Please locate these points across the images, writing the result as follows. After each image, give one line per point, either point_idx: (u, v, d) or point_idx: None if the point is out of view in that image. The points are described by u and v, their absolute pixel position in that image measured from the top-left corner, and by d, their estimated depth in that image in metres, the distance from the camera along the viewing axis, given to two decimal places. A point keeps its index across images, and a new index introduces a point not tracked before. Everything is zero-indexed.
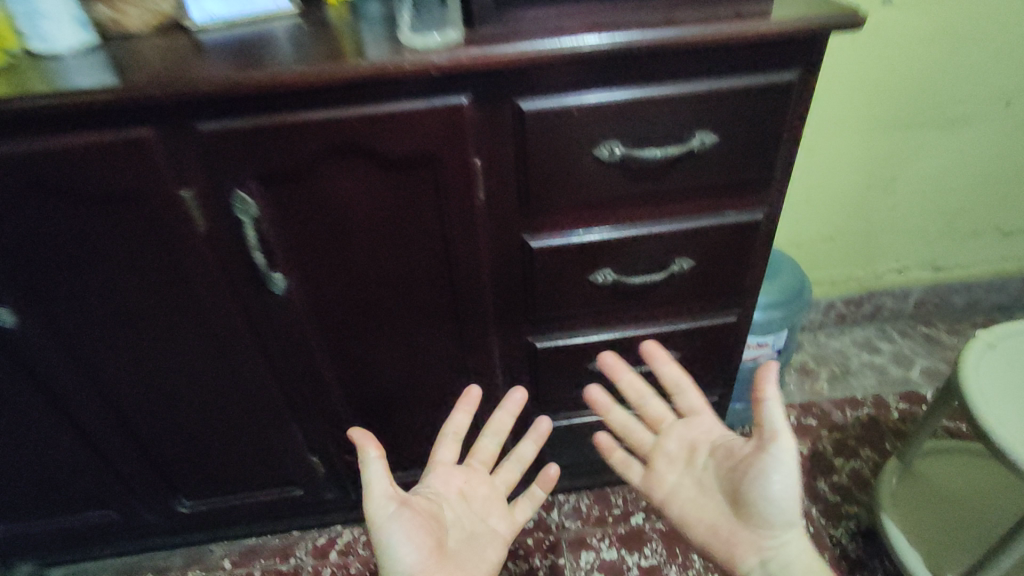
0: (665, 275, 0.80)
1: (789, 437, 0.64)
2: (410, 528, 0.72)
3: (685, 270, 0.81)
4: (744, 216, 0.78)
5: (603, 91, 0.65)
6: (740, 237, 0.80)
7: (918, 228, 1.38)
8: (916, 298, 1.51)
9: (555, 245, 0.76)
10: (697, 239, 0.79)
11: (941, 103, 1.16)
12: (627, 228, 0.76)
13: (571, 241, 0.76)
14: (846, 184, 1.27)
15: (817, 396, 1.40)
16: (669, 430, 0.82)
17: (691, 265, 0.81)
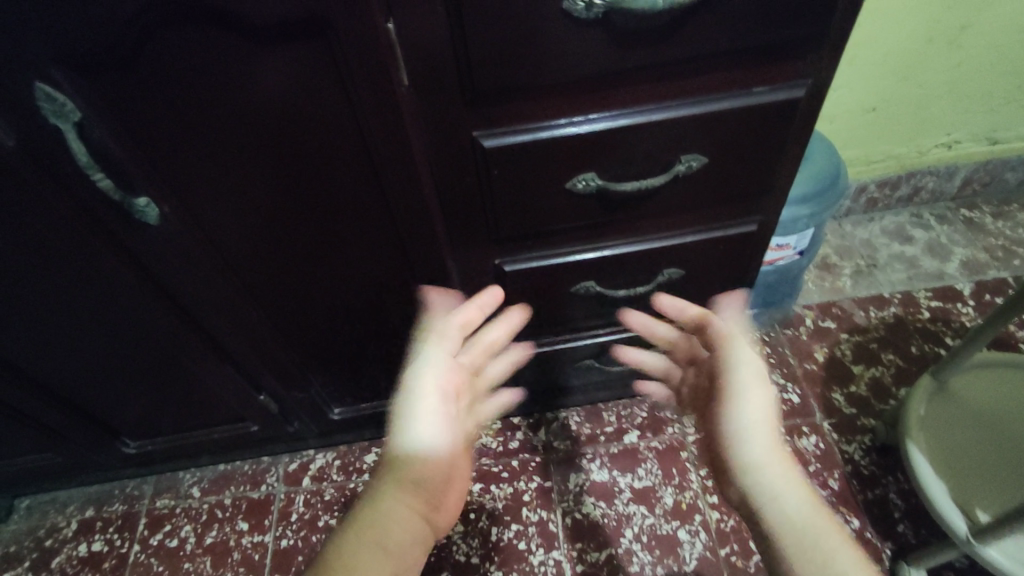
0: (667, 176, 0.60)
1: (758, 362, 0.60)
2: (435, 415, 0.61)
3: (695, 170, 0.61)
4: (779, 91, 0.56)
5: None
6: (771, 123, 0.58)
7: (983, 92, 1.12)
8: (963, 177, 1.30)
9: (516, 144, 0.56)
10: (713, 127, 0.58)
11: None
12: (618, 117, 0.55)
13: (539, 137, 0.55)
14: (903, 39, 1.00)
15: (837, 295, 1.24)
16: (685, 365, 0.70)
17: (702, 163, 0.61)
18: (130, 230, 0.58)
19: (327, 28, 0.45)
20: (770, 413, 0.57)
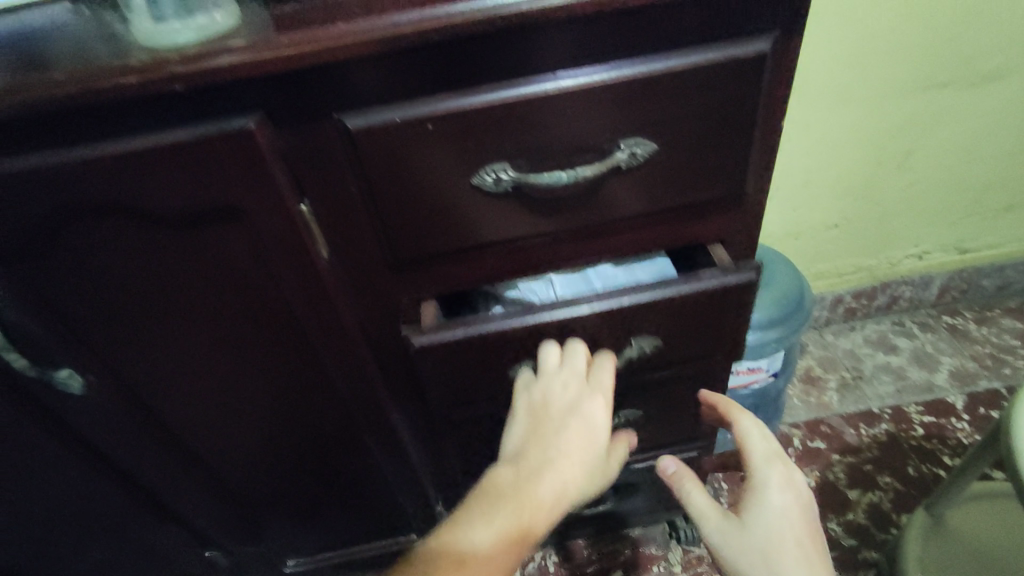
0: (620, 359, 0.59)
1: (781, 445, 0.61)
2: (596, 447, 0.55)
3: (648, 352, 0.58)
4: (730, 274, 0.53)
5: (470, 93, 0.42)
6: (730, 302, 0.55)
7: (942, 206, 1.14)
8: (939, 286, 1.29)
9: (451, 338, 0.53)
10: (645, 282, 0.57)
11: (969, 56, 0.91)
12: (557, 309, 0.53)
13: (477, 330, 0.53)
14: (851, 162, 1.03)
15: (825, 411, 1.19)
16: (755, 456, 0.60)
17: (653, 346, 0.58)
18: (53, 402, 0.57)
19: (241, 211, 0.46)
20: (779, 483, 0.58)
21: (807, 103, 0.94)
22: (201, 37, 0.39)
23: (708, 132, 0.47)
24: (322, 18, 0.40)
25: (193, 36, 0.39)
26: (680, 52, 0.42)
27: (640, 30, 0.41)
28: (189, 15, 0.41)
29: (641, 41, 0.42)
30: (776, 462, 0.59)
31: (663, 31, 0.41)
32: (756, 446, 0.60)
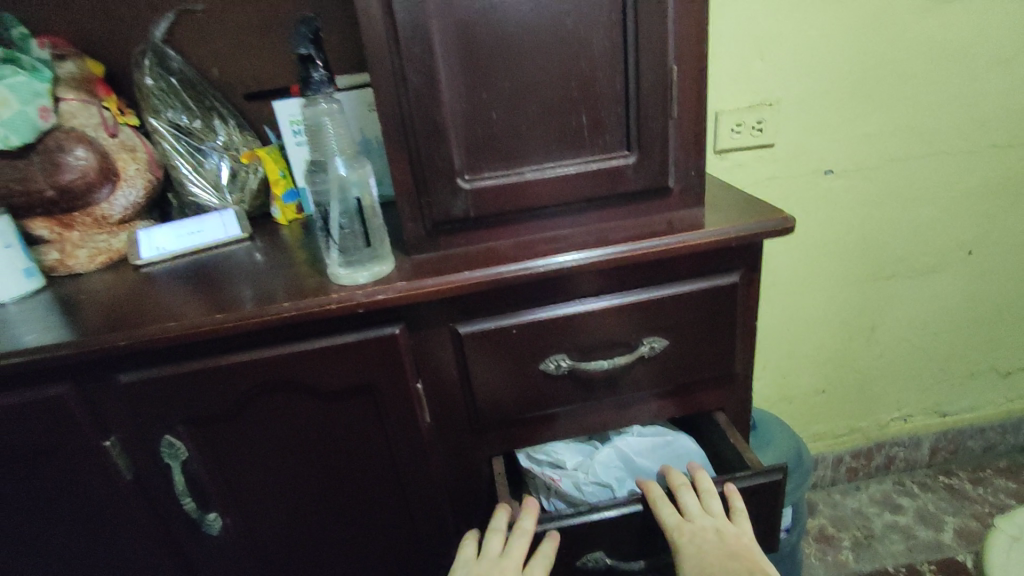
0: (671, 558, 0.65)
1: (699, 505, 0.61)
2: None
3: None
4: (761, 476, 0.64)
5: (542, 310, 0.63)
6: (761, 504, 0.65)
7: (913, 374, 1.32)
8: (929, 446, 1.41)
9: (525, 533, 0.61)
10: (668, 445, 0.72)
11: (903, 257, 1.16)
12: (606, 509, 0.62)
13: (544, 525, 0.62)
14: (826, 338, 1.24)
15: (842, 570, 1.25)
16: (683, 534, 0.58)
17: None
18: (192, 542, 0.70)
19: (375, 388, 0.64)
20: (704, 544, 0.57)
21: (782, 293, 1.17)
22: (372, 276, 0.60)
23: (704, 332, 0.67)
24: (446, 264, 0.61)
25: (367, 275, 0.59)
26: (680, 282, 0.64)
27: (652, 270, 0.63)
28: (362, 260, 0.61)
29: (654, 276, 0.63)
30: (694, 529, 0.58)
31: (669, 270, 0.63)
32: (668, 512, 0.60)
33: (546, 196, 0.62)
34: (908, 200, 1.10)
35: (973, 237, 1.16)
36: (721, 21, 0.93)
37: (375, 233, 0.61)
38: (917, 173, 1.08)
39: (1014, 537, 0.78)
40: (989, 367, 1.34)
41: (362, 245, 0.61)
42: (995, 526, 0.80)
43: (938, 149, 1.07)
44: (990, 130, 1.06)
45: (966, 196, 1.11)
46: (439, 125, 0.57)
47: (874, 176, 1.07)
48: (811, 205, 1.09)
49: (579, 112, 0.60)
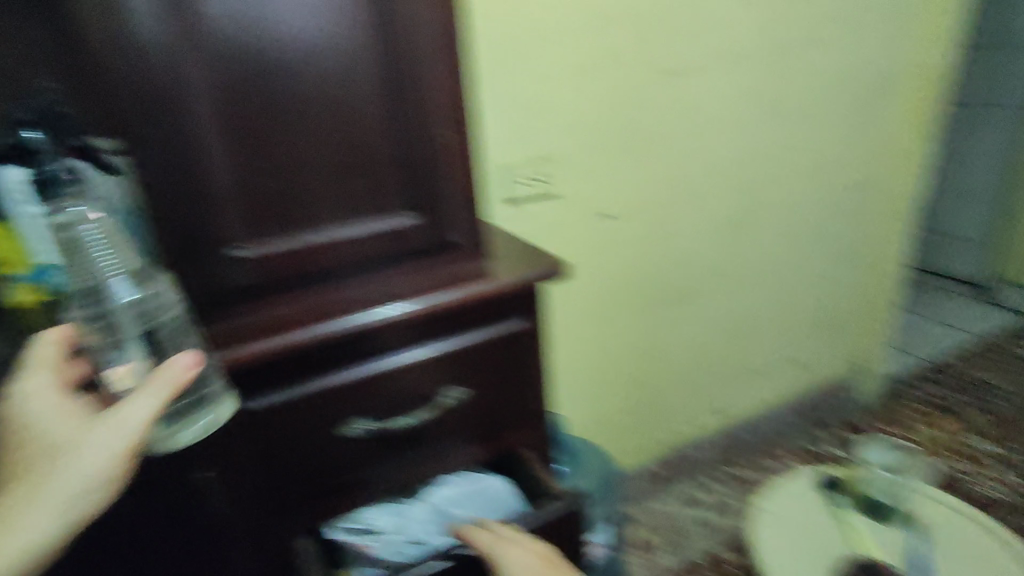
0: None
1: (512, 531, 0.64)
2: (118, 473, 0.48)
3: None
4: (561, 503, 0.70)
5: (337, 373, 0.62)
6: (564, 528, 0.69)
7: (695, 383, 1.52)
8: (715, 444, 1.63)
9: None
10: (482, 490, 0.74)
11: (672, 285, 1.35)
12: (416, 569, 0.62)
13: None
14: (622, 362, 1.38)
15: (658, 571, 1.37)
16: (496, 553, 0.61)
17: None
18: None
19: (140, 485, 0.56)
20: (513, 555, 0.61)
21: (580, 326, 1.28)
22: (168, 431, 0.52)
23: (499, 375, 0.70)
24: (226, 338, 0.57)
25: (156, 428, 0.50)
26: (470, 331, 0.67)
27: (445, 322, 0.65)
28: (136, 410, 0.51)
29: (446, 329, 0.66)
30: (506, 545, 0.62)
31: (458, 321, 0.66)
32: (485, 537, 0.63)
33: (333, 259, 0.63)
34: (669, 236, 1.29)
35: (722, 264, 1.39)
36: (496, 87, 1.01)
37: (137, 371, 0.51)
38: (673, 214, 1.28)
39: (766, 512, 0.89)
40: (748, 369, 1.60)
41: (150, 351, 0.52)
42: (750, 506, 0.91)
43: (685, 194, 1.27)
44: (720, 176, 1.30)
45: (711, 230, 1.34)
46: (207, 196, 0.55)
47: (640, 217, 1.24)
48: (594, 245, 1.22)
49: (358, 178, 0.61)
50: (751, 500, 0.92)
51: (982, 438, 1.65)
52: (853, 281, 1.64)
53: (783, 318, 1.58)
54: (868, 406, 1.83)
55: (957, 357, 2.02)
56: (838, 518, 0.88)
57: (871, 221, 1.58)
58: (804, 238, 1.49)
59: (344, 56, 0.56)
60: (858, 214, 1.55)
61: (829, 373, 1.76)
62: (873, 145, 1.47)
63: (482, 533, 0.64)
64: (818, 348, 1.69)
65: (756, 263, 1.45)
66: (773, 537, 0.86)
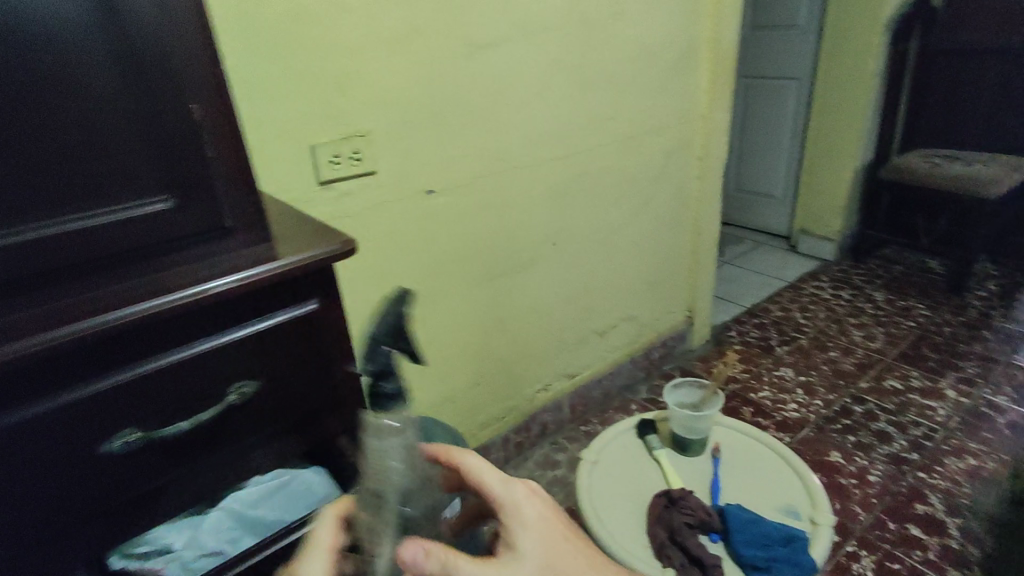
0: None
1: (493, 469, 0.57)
2: None
3: None
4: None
5: (88, 384, 0.53)
6: None
7: (541, 349, 1.58)
8: (567, 405, 1.71)
9: None
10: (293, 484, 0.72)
11: (507, 256, 1.38)
12: None
13: None
14: (466, 337, 1.39)
15: None
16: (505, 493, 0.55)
17: None
18: None
19: None
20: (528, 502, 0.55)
21: (420, 305, 1.27)
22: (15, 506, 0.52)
23: (300, 362, 0.67)
24: None
25: None
26: (260, 319, 0.63)
27: (223, 314, 0.60)
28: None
29: (228, 319, 0.61)
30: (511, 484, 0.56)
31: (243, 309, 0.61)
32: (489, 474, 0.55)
33: (91, 250, 0.55)
34: (498, 208, 1.32)
35: (553, 232, 1.45)
36: (295, 60, 0.95)
37: None
38: (500, 186, 1.30)
39: (592, 463, 0.93)
40: (592, 330, 1.68)
41: None
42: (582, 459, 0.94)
43: (510, 166, 1.30)
44: (542, 148, 1.34)
45: (538, 200, 1.38)
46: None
47: (467, 191, 1.25)
48: (422, 222, 1.20)
49: (97, 154, 0.54)
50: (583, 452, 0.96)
51: (790, 368, 1.89)
52: (676, 240, 1.79)
53: (618, 279, 1.68)
54: (700, 353, 2.02)
55: (770, 301, 2.29)
56: (656, 459, 0.94)
57: (686, 184, 1.72)
58: (628, 203, 1.59)
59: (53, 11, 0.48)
60: (674, 178, 1.68)
61: (664, 326, 1.91)
62: (679, 114, 1.60)
63: (485, 465, 0.56)
64: (652, 304, 1.83)
65: (585, 229, 1.52)
66: (597, 485, 0.89)
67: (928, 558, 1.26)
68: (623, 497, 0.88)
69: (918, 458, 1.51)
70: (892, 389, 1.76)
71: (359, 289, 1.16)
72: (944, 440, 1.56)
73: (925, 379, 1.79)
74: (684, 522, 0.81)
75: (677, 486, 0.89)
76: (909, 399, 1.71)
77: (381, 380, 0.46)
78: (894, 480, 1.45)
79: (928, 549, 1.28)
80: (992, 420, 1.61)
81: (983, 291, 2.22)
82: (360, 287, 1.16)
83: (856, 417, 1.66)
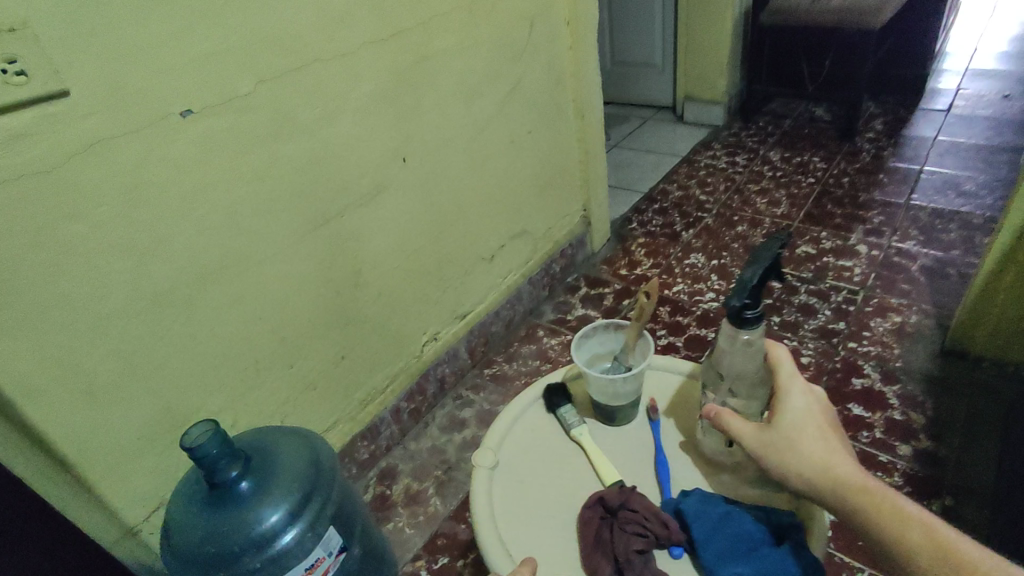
0: None
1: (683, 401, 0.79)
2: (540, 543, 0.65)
3: None
4: None
5: None
6: None
7: (420, 295, 1.26)
8: (465, 350, 1.43)
9: None
10: None
11: (338, 187, 1.00)
12: None
13: None
14: (309, 305, 1.03)
15: (433, 522, 1.15)
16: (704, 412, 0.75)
17: None
18: None
19: None
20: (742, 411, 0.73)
21: (222, 280, 0.89)
22: None
23: None
24: None
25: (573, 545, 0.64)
26: None
27: None
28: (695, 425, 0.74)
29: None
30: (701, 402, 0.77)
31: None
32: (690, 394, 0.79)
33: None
34: (309, 122, 0.93)
35: (398, 143, 1.08)
36: None
37: None
38: (299, 90, 0.90)
39: (491, 468, 0.72)
40: (478, 258, 1.37)
41: None
42: (476, 465, 0.72)
43: (308, 57, 0.90)
44: (352, 27, 0.94)
45: (365, 103, 1.00)
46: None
47: (248, 105, 0.84)
48: (183, 161, 0.80)
49: None
50: (476, 454, 0.74)
51: (700, 253, 1.71)
52: (558, 129, 1.48)
53: (497, 189, 1.36)
54: (605, 255, 1.79)
55: (667, 181, 2.08)
56: (578, 443, 0.73)
57: (557, 57, 1.39)
58: (490, 91, 1.24)
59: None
60: (542, 50, 1.34)
61: (561, 233, 1.64)
62: None
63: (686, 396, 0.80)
64: (543, 212, 1.54)
65: (441, 134, 1.16)
66: (501, 497, 0.69)
67: (876, 437, 1.14)
68: (536, 512, 0.68)
69: (846, 327, 1.39)
70: (806, 256, 1.62)
71: (105, 280, 0.76)
72: (868, 300, 1.44)
73: (836, 238, 1.67)
74: (635, 548, 0.60)
75: (612, 482, 0.68)
76: (825, 263, 1.58)
77: (748, 307, 0.62)
78: (827, 357, 1.32)
79: (874, 427, 1.16)
80: (907, 269, 1.51)
81: (872, 133, 2.12)
82: (105, 276, 0.76)
83: (777, 295, 1.51)
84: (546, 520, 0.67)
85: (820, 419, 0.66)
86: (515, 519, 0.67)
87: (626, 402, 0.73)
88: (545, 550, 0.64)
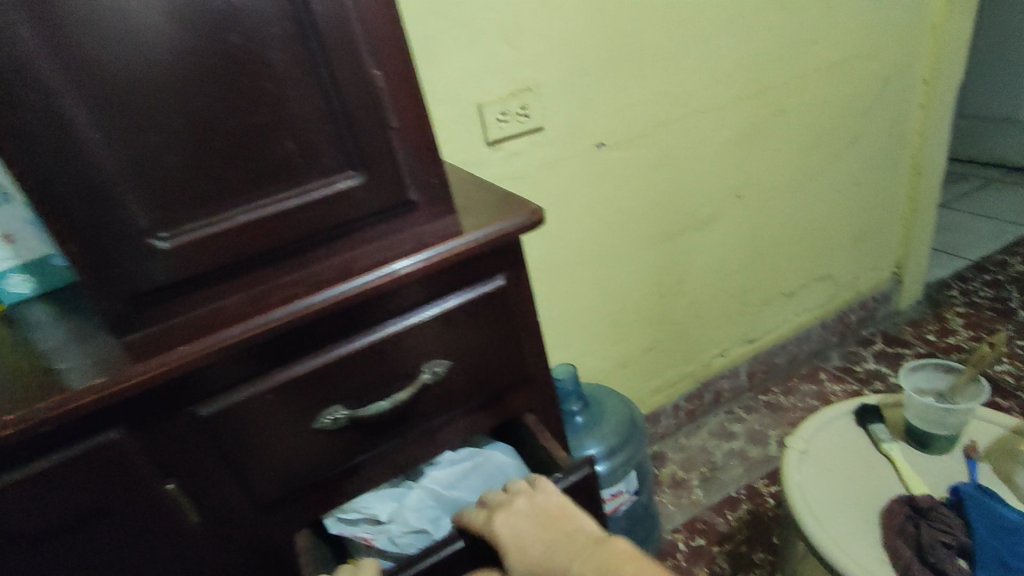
0: None
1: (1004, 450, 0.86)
2: (847, 523, 0.78)
3: None
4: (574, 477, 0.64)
5: (302, 362, 0.56)
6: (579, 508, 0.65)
7: (722, 313, 1.43)
8: (746, 372, 1.55)
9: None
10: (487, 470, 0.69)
11: (684, 209, 1.24)
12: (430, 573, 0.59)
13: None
14: (638, 301, 1.29)
15: (696, 508, 1.32)
16: None
17: None
18: None
19: (104, 508, 0.52)
20: None
21: (592, 270, 1.19)
22: (250, 474, 0.57)
23: (485, 343, 0.63)
24: (162, 342, 0.51)
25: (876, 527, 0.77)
26: (448, 298, 0.60)
27: (406, 295, 0.58)
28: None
29: (402, 306, 0.58)
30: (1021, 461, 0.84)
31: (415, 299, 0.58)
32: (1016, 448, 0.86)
33: (283, 235, 0.55)
34: (678, 159, 1.18)
35: (737, 181, 1.27)
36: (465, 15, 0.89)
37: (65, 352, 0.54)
38: (678, 133, 1.15)
39: (801, 452, 0.88)
40: (778, 292, 1.49)
41: (72, 347, 0.54)
42: (788, 446, 0.89)
43: (690, 109, 1.15)
44: (729, 87, 1.17)
45: (721, 146, 1.21)
46: (78, 224, 0.46)
47: (643, 142, 1.13)
48: (594, 179, 1.11)
49: (297, 140, 0.52)
50: (789, 439, 0.91)
51: None
52: (888, 183, 1.50)
53: (812, 232, 1.45)
54: (912, 317, 1.71)
55: (1007, 253, 1.86)
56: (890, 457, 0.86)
57: (905, 114, 1.42)
58: (830, 143, 1.35)
59: (149, 14, 0.44)
60: (891, 108, 1.39)
61: (866, 285, 1.64)
62: (905, 24, 1.30)
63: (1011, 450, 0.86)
64: (852, 261, 1.57)
65: (775, 177, 1.32)
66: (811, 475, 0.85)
67: None
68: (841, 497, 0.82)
69: None
70: None
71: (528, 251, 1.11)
72: None
73: None
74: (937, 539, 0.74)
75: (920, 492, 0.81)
76: None
77: None
78: None
79: None
80: None
81: None
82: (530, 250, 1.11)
83: None
84: (850, 505, 0.81)
85: (532, 535, 0.54)
86: (823, 495, 0.82)
87: (948, 432, 0.85)
88: (850, 526, 0.78)
